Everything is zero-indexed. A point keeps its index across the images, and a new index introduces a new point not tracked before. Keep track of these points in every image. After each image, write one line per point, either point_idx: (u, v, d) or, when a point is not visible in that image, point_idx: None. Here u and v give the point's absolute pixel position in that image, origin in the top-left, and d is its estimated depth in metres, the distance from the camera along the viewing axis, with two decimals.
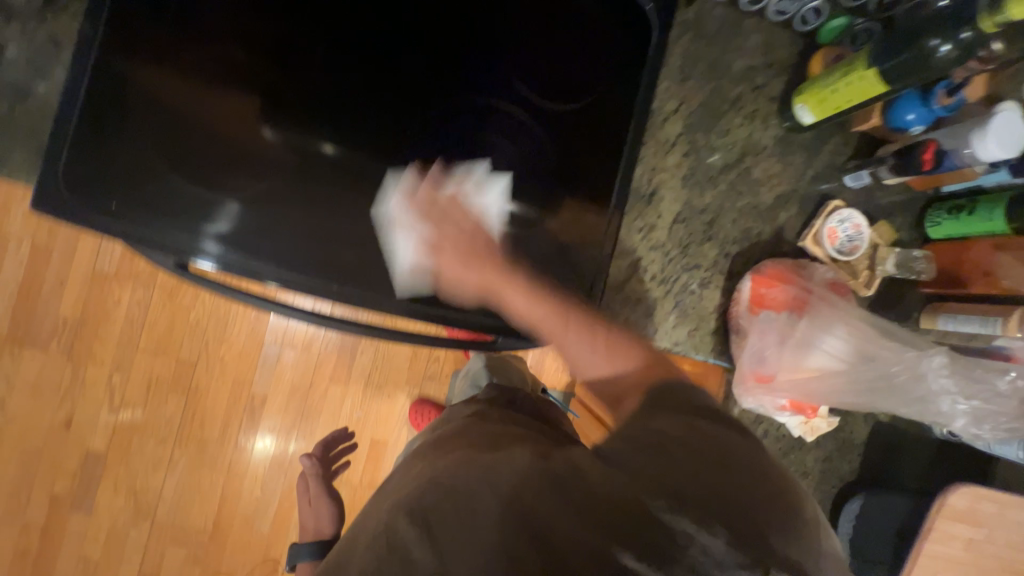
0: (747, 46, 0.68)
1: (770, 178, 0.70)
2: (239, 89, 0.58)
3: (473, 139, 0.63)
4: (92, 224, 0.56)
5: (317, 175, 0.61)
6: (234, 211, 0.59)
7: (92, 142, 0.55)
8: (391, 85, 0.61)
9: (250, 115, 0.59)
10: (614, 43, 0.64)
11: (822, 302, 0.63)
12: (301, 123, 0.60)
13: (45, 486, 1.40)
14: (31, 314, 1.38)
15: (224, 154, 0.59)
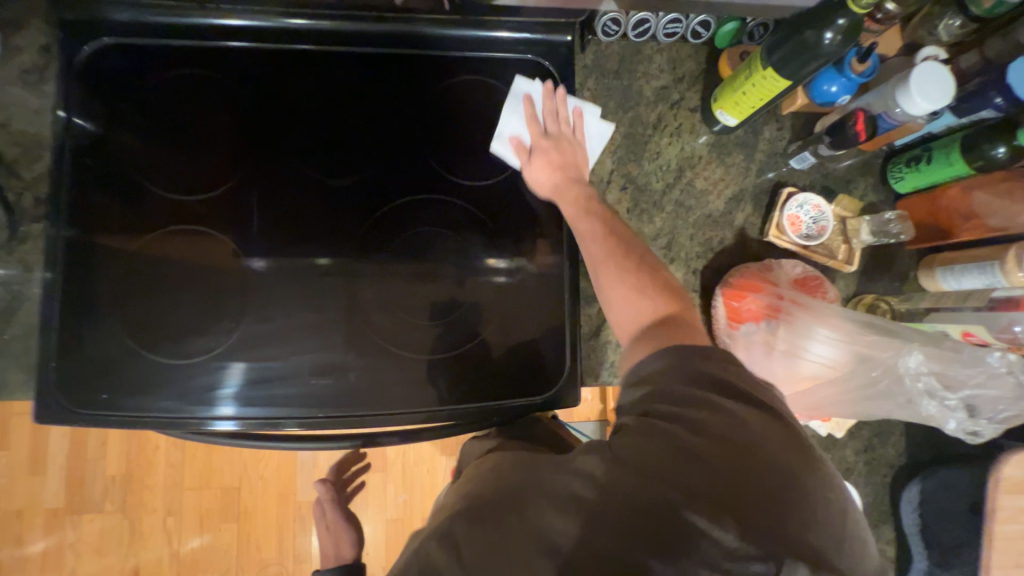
0: (653, 69, 0.69)
1: (715, 184, 0.69)
2: (192, 255, 0.62)
3: (421, 232, 0.64)
4: (96, 419, 0.59)
5: (281, 308, 0.63)
6: (239, 369, 0.61)
7: (74, 346, 0.59)
8: (337, 203, 0.64)
9: (207, 276, 0.62)
10: (533, 105, 0.67)
11: (796, 308, 0.61)
12: (280, 249, 0.63)
13: None
14: (81, 480, 1.44)
15: (208, 305, 0.62)
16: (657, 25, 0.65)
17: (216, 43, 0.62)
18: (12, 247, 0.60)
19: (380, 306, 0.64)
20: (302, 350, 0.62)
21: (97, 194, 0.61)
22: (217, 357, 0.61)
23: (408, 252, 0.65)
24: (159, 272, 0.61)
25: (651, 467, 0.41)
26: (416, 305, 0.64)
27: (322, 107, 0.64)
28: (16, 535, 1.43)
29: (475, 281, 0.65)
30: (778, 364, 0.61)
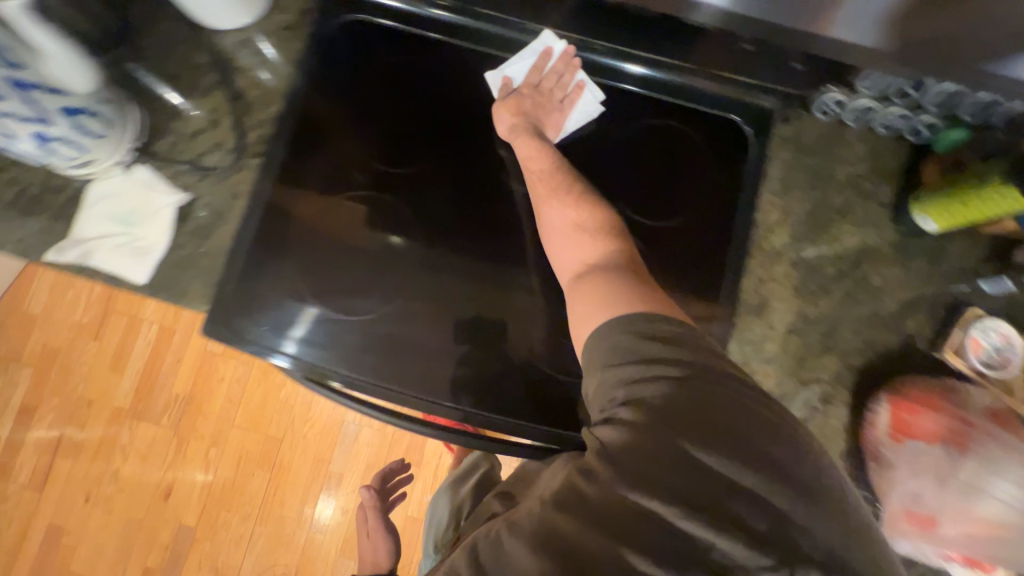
0: (849, 155, 0.68)
1: (891, 286, 0.66)
2: (373, 222, 0.67)
3: None
4: (248, 345, 0.63)
5: (436, 292, 0.66)
6: (383, 339, 0.64)
7: (255, 275, 0.64)
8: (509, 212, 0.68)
9: (378, 246, 0.66)
10: (715, 168, 0.69)
11: (982, 437, 0.59)
12: (445, 238, 0.67)
13: (141, 558, 1.47)
14: (150, 389, 1.54)
15: (372, 272, 0.66)
16: (875, 117, 0.65)
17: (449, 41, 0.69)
18: (227, 175, 0.65)
19: (527, 315, 0.67)
20: (438, 335, 0.65)
21: (312, 146, 0.67)
22: (370, 320, 0.65)
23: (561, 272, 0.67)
24: (341, 231, 0.66)
25: (648, 476, 0.47)
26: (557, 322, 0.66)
27: (521, 124, 0.69)
28: (80, 421, 1.53)
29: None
30: (955, 498, 0.58)
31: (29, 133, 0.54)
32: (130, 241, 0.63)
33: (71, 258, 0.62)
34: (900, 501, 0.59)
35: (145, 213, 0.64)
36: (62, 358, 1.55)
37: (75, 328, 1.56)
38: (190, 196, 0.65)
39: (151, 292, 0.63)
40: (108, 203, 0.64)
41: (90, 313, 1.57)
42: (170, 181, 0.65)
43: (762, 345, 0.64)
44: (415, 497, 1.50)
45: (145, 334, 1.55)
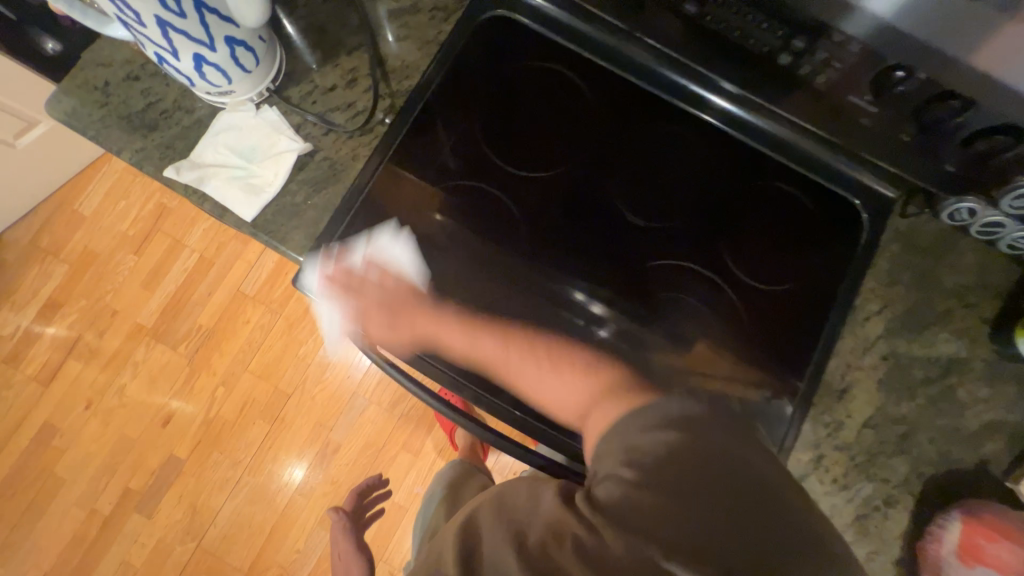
0: (961, 264, 0.67)
1: (977, 403, 0.65)
2: (481, 214, 0.65)
3: (673, 297, 0.66)
4: (327, 299, 0.62)
5: (526, 296, 0.64)
6: (461, 329, 0.63)
7: (355, 241, 0.63)
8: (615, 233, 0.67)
9: (479, 236, 0.65)
10: (826, 241, 0.68)
11: None
12: (548, 244, 0.65)
13: (123, 478, 1.46)
14: (176, 315, 1.54)
15: (467, 260, 0.65)
16: (1008, 234, 0.61)
17: (597, 58, 0.69)
18: (352, 135, 0.66)
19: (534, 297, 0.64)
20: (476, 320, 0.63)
21: (440, 127, 0.66)
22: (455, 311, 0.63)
23: (657, 312, 0.65)
24: (448, 215, 0.65)
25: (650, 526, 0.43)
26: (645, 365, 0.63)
27: (647, 152, 0.68)
28: (100, 328, 1.53)
29: (709, 373, 0.63)
30: None
31: (190, 53, 0.53)
32: (246, 176, 0.63)
33: (187, 178, 0.62)
34: None
35: (267, 152, 0.64)
36: (99, 264, 1.56)
37: (119, 238, 1.57)
38: (312, 146, 0.65)
39: (254, 230, 0.63)
40: (232, 133, 0.64)
41: (137, 227, 1.58)
42: (296, 127, 0.65)
43: (835, 431, 0.64)
44: (405, 486, 1.48)
45: (185, 259, 1.55)
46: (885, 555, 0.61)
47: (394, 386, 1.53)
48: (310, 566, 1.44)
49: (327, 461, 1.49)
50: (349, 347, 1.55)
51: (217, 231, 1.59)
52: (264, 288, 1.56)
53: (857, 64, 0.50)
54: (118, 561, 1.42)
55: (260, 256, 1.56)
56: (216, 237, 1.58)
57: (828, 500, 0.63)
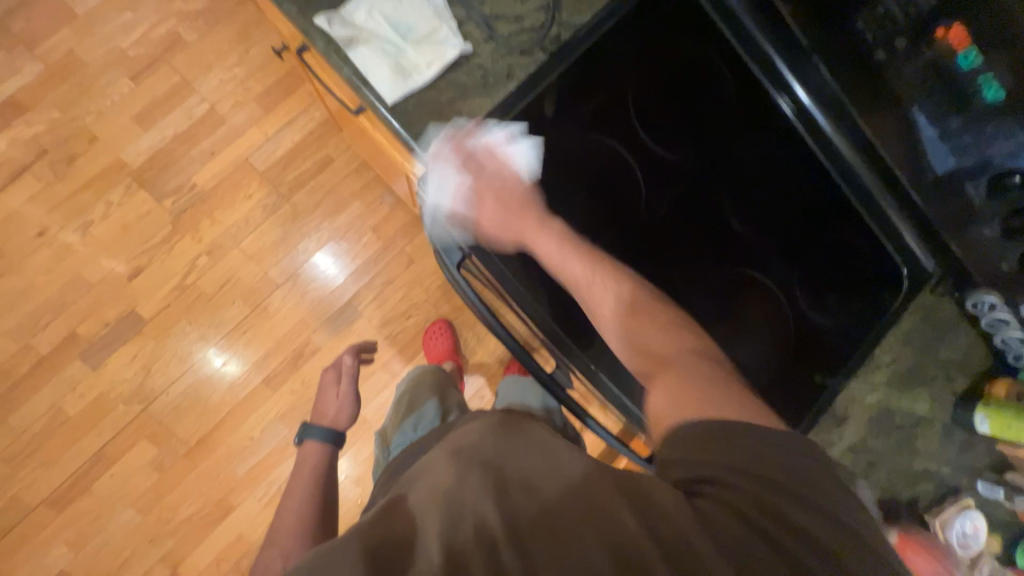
0: (955, 343, 0.81)
1: (926, 451, 0.81)
2: (591, 190, 0.69)
3: (740, 291, 0.75)
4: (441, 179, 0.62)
5: (623, 246, 0.71)
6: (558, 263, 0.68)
7: (483, 166, 0.62)
8: (707, 218, 0.74)
9: (601, 177, 0.70)
10: (868, 290, 0.79)
11: None
12: (658, 214, 0.72)
13: (71, 321, 1.33)
14: (169, 164, 1.38)
15: (576, 205, 0.69)
16: (1006, 333, 0.75)
17: (733, 44, 0.73)
18: (512, 53, 0.63)
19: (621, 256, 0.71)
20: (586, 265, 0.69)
21: (600, 77, 0.67)
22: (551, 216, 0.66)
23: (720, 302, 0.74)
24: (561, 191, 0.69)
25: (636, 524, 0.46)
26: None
27: (756, 162, 0.75)
28: (73, 151, 1.34)
29: (745, 370, 0.74)
30: None
31: None
32: (396, 55, 0.60)
33: (337, 34, 0.59)
34: None
35: (424, 38, 0.61)
36: (84, 77, 1.34)
37: (116, 57, 1.36)
38: (471, 50, 0.62)
39: (389, 115, 0.61)
40: (391, 4, 0.61)
41: (141, 51, 1.37)
42: (459, 23, 0.62)
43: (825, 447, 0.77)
44: (375, 403, 1.50)
45: (193, 107, 1.39)
46: None
47: (388, 307, 1.52)
48: (260, 456, 1.43)
49: (301, 362, 1.46)
50: (351, 255, 1.49)
51: (236, 87, 1.42)
52: (277, 167, 1.45)
53: (973, 166, 0.59)
54: (48, 405, 1.32)
55: (280, 133, 1.44)
56: (233, 94, 1.42)
57: None
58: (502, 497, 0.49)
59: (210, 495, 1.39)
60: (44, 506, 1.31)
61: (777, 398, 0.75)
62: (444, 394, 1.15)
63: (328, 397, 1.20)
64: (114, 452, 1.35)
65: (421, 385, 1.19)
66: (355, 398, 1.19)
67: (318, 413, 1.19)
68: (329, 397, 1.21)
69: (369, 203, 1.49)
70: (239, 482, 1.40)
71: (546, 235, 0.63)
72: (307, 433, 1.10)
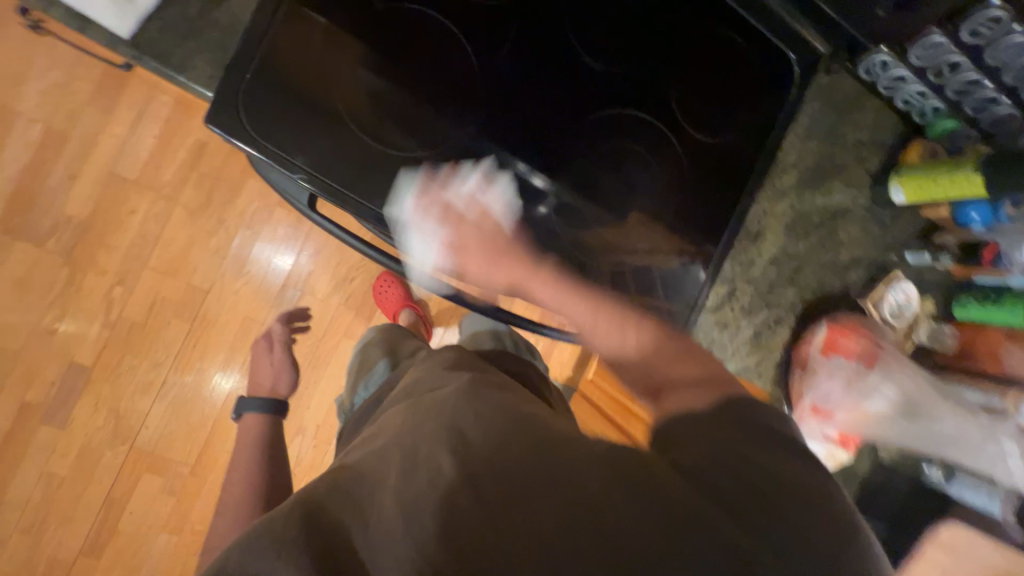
0: (861, 120, 0.76)
1: (850, 241, 0.79)
2: (422, 75, 0.61)
3: (620, 135, 0.67)
4: (227, 116, 0.55)
5: (471, 125, 0.63)
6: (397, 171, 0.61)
7: (271, 93, 0.56)
8: (559, 64, 0.65)
9: (416, 56, 0.60)
10: (760, 89, 0.71)
11: (889, 356, 0.74)
12: (504, 76, 0.63)
13: (17, 391, 1.30)
14: (32, 204, 1.26)
15: (403, 97, 0.60)
16: (906, 89, 0.71)
17: None
18: None
19: (471, 140, 0.63)
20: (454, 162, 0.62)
21: None
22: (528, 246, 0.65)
23: (598, 153, 0.66)
24: (384, 76, 0.59)
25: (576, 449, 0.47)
26: (567, 225, 0.67)
27: None
28: None
29: (648, 218, 0.69)
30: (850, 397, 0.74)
31: None
32: None
33: None
34: (805, 397, 0.74)
35: None
36: None
37: None
38: None
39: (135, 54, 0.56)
40: None
41: None
42: None
43: (746, 267, 0.75)
44: None
45: (25, 132, 1.23)
46: (768, 360, 0.77)
47: (327, 279, 1.46)
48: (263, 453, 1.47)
49: None
50: (267, 237, 1.41)
51: (63, 94, 1.24)
52: (148, 169, 1.31)
53: None
54: (37, 473, 1.33)
55: (135, 131, 1.29)
56: (61, 102, 1.25)
57: (733, 325, 0.76)
58: (456, 444, 0.50)
59: None
60: (82, 558, 1.37)
61: (689, 235, 0.71)
62: (397, 342, 1.14)
63: (264, 367, 1.30)
64: (122, 493, 1.38)
65: (371, 343, 1.18)
66: (291, 365, 1.31)
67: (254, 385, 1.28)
68: (264, 367, 1.31)
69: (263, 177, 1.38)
70: None
71: (540, 285, 0.63)
72: (245, 407, 1.19)
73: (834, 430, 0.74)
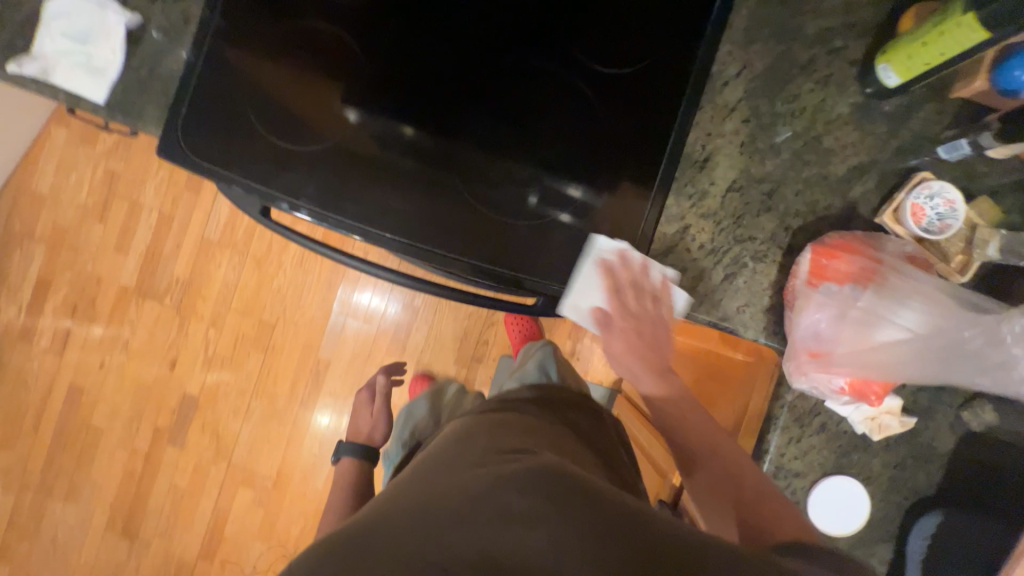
0: (825, 5, 0.64)
1: (845, 148, 0.64)
2: (318, 73, 0.65)
3: (520, 84, 0.64)
4: (172, 148, 0.65)
5: (368, 107, 0.65)
6: (311, 166, 0.66)
7: (203, 121, 0.65)
8: (444, 28, 0.64)
9: (310, 58, 0.65)
10: (677, 0, 0.63)
11: (891, 273, 0.61)
12: (390, 54, 0.64)
13: (151, 419, 1.64)
14: (154, 271, 1.64)
15: (304, 98, 0.66)
16: None
17: None
18: None
19: (368, 122, 0.65)
20: (362, 147, 0.66)
21: None
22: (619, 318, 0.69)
23: (500, 109, 0.65)
24: (283, 82, 0.66)
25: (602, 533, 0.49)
26: (491, 178, 0.65)
27: None
28: (90, 296, 1.65)
29: (567, 165, 0.64)
30: (851, 329, 0.62)
31: None
32: (85, 58, 0.64)
33: (31, 69, 0.65)
34: (795, 339, 0.61)
35: (103, 33, 0.65)
36: (69, 239, 1.64)
37: (79, 211, 1.64)
38: (141, 18, 0.66)
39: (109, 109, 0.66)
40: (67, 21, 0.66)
41: (93, 196, 1.63)
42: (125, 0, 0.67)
43: (700, 200, 0.65)
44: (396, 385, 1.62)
45: (147, 218, 1.63)
46: (755, 306, 0.64)
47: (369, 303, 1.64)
48: (330, 465, 1.64)
49: (323, 379, 1.64)
50: (316, 273, 1.63)
51: (168, 184, 1.63)
52: (227, 231, 1.63)
53: None
54: (167, 487, 1.64)
55: (215, 203, 1.62)
56: (168, 190, 1.63)
57: (697, 269, 0.65)
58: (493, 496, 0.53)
59: (307, 510, 1.62)
60: (200, 560, 1.63)
61: (624, 178, 0.64)
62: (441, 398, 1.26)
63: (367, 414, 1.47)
64: (225, 504, 1.63)
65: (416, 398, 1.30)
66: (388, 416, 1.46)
67: (355, 431, 1.46)
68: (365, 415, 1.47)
69: None
70: (323, 492, 1.62)
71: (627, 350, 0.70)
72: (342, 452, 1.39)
73: (840, 380, 0.62)
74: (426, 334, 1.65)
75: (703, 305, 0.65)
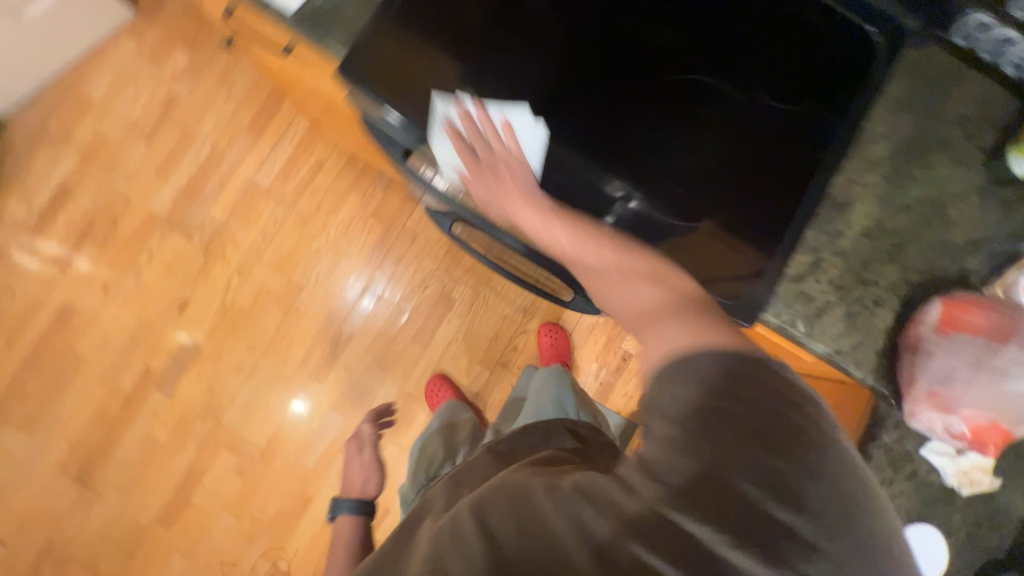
0: (964, 97, 0.72)
1: (964, 221, 0.71)
2: (511, 44, 0.68)
3: (701, 93, 0.66)
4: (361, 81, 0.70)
5: (550, 82, 0.67)
6: (481, 126, 0.68)
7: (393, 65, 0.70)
8: (640, 28, 0.67)
9: (508, 30, 0.68)
10: (854, 59, 0.68)
11: None
12: (585, 41, 0.67)
13: (143, 359, 1.52)
14: (189, 205, 1.56)
15: (492, 63, 0.68)
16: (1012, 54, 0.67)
17: None
18: None
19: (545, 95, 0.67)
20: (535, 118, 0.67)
21: None
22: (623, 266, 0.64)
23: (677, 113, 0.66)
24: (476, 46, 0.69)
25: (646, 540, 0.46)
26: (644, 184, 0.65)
27: None
28: (113, 215, 1.55)
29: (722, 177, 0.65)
30: (984, 380, 0.58)
31: None
32: None
33: None
34: (917, 380, 0.61)
35: None
36: (108, 153, 1.57)
37: (128, 128, 1.57)
38: None
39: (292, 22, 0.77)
40: None
41: (147, 116, 1.58)
42: None
43: (835, 238, 0.69)
44: (415, 374, 1.56)
45: (197, 150, 1.57)
46: (869, 346, 0.68)
47: (404, 286, 1.59)
48: (325, 445, 1.53)
49: (339, 353, 1.56)
50: (358, 244, 1.58)
51: (229, 123, 1.59)
52: (278, 182, 1.58)
53: None
54: (141, 435, 1.50)
55: (273, 152, 1.58)
56: (227, 129, 1.59)
57: (823, 301, 0.68)
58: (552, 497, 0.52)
59: (289, 489, 1.50)
60: (156, 524, 1.48)
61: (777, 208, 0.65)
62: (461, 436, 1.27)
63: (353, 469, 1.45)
64: (201, 465, 1.50)
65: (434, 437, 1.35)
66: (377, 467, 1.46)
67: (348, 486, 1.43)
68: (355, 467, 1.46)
69: (365, 193, 1.59)
70: (310, 473, 1.50)
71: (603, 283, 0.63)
72: (339, 509, 1.35)
73: (963, 426, 0.60)
74: (455, 328, 1.58)
75: (822, 335, 0.68)
